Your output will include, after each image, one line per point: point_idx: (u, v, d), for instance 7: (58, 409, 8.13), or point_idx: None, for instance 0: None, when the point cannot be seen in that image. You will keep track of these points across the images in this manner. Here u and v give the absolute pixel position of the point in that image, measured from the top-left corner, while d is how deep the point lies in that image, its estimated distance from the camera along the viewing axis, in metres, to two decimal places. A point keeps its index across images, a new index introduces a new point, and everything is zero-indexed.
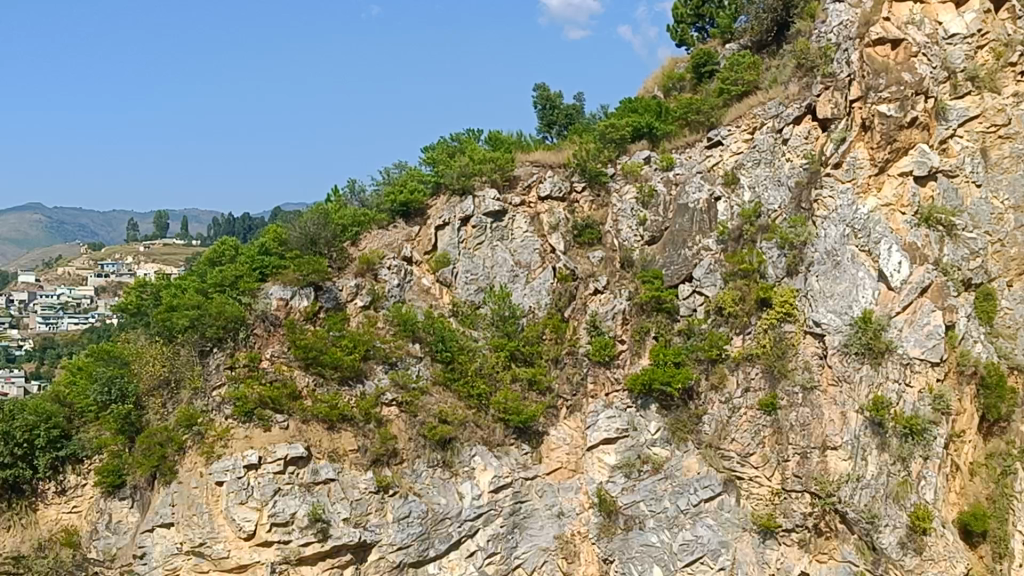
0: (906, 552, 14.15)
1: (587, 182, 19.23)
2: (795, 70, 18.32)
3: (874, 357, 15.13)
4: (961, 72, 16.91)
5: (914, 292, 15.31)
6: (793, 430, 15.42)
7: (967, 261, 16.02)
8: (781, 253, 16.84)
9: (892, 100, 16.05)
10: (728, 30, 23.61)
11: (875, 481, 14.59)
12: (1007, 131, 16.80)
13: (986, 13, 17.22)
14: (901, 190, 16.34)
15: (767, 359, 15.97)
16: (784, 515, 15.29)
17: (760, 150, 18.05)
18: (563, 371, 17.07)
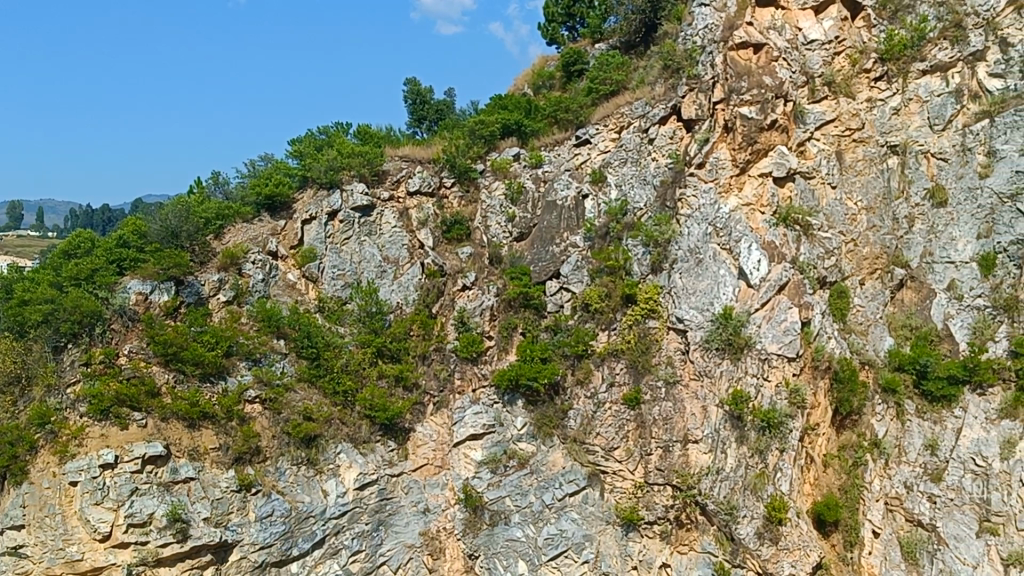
0: (762, 542, 14.48)
1: (456, 177, 19.28)
2: (662, 71, 18.73)
3: (734, 352, 15.49)
4: (819, 77, 17.48)
5: (772, 289, 15.75)
6: (656, 424, 15.71)
7: (822, 260, 16.52)
8: (646, 250, 16.97)
9: (753, 103, 16.64)
10: (598, 30, 23.96)
11: (734, 473, 14.98)
12: (860, 135, 17.54)
13: (843, 20, 17.86)
14: (760, 190, 16.79)
15: (631, 354, 16.17)
16: (646, 508, 15.52)
17: (627, 149, 18.36)
18: (429, 367, 17.04)
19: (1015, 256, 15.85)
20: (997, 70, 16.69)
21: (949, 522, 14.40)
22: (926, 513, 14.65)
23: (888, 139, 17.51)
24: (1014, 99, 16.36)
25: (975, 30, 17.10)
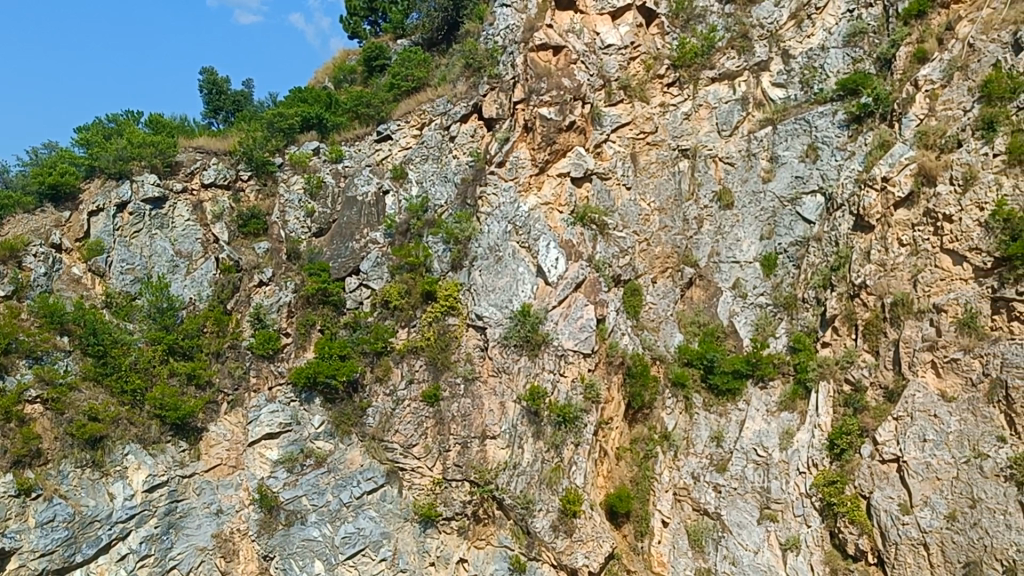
0: (557, 535, 14.95)
1: (252, 171, 18.83)
2: (463, 69, 18.74)
3: (531, 348, 15.83)
4: (615, 81, 18.07)
5: (569, 286, 16.25)
6: (454, 420, 15.79)
7: (617, 259, 17.00)
8: (446, 247, 16.94)
9: (552, 104, 17.23)
10: (400, 25, 23.90)
11: (530, 468, 15.35)
12: (653, 138, 18.17)
13: (638, 27, 18.52)
14: (558, 190, 17.32)
15: (431, 351, 16.09)
16: (444, 504, 15.62)
17: (429, 146, 18.36)
18: (224, 365, 16.50)
19: (793, 256, 16.92)
20: (779, 80, 17.93)
21: (732, 510, 15.12)
22: (711, 502, 15.32)
23: (679, 143, 18.17)
24: (794, 108, 17.66)
25: (760, 42, 18.26)
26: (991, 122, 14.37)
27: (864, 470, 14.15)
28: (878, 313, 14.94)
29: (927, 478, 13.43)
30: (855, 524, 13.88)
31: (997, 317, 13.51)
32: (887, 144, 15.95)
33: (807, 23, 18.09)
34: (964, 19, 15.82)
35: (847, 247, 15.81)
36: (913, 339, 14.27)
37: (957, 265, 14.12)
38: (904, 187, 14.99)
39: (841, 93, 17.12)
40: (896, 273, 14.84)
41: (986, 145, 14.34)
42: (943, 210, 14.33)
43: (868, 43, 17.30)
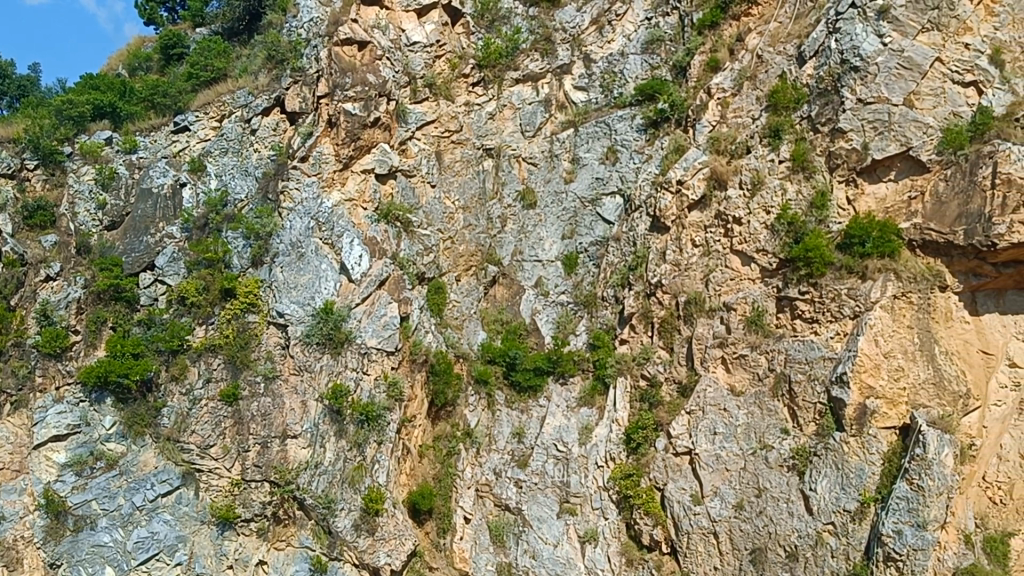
0: (359, 534, 15.05)
1: (39, 160, 17.43)
2: (265, 61, 18.31)
3: (334, 346, 15.75)
4: (420, 78, 18.02)
5: (373, 285, 16.27)
6: (254, 420, 15.41)
7: (421, 256, 17.13)
8: (247, 243, 16.50)
9: (357, 99, 16.99)
10: (199, 13, 23.16)
11: (332, 467, 15.33)
12: (458, 137, 18.25)
13: (444, 25, 18.57)
14: (363, 185, 17.18)
15: (229, 350, 15.62)
16: (243, 505, 15.21)
17: (228, 139, 17.83)
18: (6, 365, 15.34)
19: (593, 256, 17.27)
20: (580, 84, 18.38)
21: (532, 505, 15.45)
22: (513, 497, 15.60)
23: (484, 142, 18.36)
24: (595, 111, 18.12)
25: (562, 45, 18.62)
26: (777, 130, 15.16)
27: (659, 463, 14.84)
28: (673, 312, 15.54)
29: (717, 470, 14.35)
30: (650, 515, 14.60)
31: (781, 315, 14.52)
32: (682, 149, 16.58)
33: (608, 29, 18.60)
34: (754, 31, 16.59)
35: (645, 248, 16.24)
36: (704, 336, 15.02)
37: (745, 266, 14.96)
38: (697, 190, 15.60)
39: (640, 98, 17.69)
40: (689, 273, 15.49)
41: (772, 152, 15.13)
42: (733, 213, 15.06)
43: (665, 50, 17.99)
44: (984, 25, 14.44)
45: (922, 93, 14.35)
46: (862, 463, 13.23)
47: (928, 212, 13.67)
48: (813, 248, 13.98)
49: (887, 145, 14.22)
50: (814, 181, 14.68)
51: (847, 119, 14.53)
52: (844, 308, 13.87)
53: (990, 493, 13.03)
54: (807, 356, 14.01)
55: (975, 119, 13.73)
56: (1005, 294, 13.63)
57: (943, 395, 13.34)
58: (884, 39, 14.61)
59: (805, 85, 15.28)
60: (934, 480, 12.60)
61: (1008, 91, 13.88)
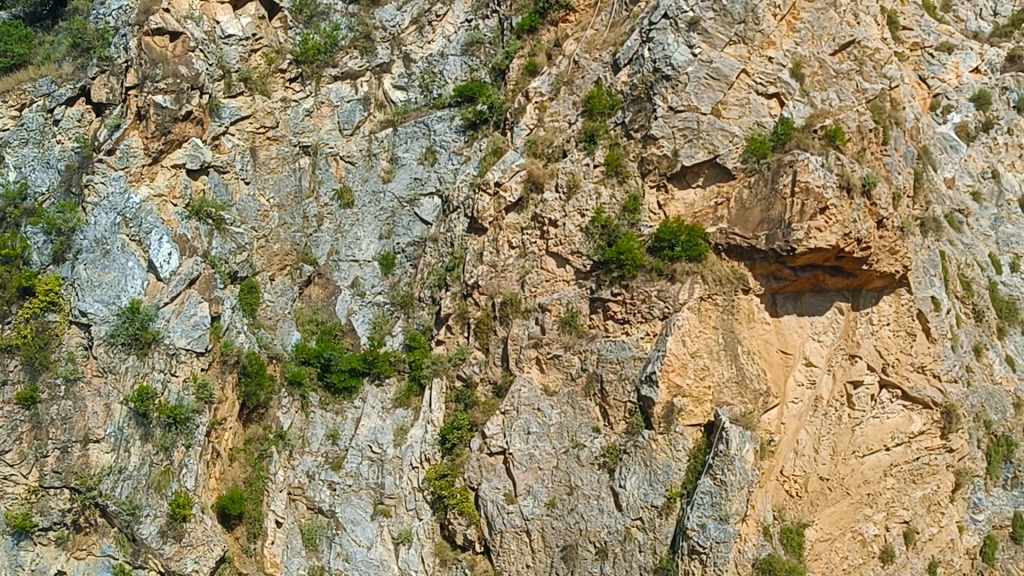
0: (165, 540, 14.58)
1: None
2: (69, 48, 16.89)
3: (141, 347, 15.16)
4: (235, 72, 17.42)
5: (183, 283, 15.79)
6: (53, 424, 14.71)
7: (233, 255, 16.64)
8: (47, 239, 15.66)
9: (168, 92, 16.44)
10: None
11: (137, 472, 14.76)
12: (275, 133, 17.66)
13: (260, 19, 18.11)
14: (173, 181, 16.54)
15: (27, 350, 14.84)
16: (40, 514, 14.45)
17: (28, 130, 16.52)
18: None
19: (410, 256, 17.28)
20: (400, 83, 18.38)
21: (346, 507, 15.32)
22: (326, 500, 15.39)
23: (300, 139, 17.88)
24: (414, 111, 18.11)
25: (382, 44, 18.53)
26: (592, 135, 15.49)
27: (473, 463, 14.95)
28: (489, 312, 15.62)
29: (530, 469, 14.58)
30: (464, 515, 14.75)
31: (594, 316, 14.84)
32: (500, 151, 16.73)
33: (428, 29, 18.66)
34: (571, 38, 17.10)
35: (462, 248, 16.32)
36: (519, 337, 15.15)
37: (560, 268, 15.22)
38: (514, 193, 15.80)
39: (459, 100, 17.84)
40: (506, 274, 15.62)
41: (587, 156, 15.44)
42: (549, 216, 15.30)
43: (484, 53, 18.28)
44: (784, 41, 15.55)
45: (728, 103, 15.05)
46: (669, 460, 13.78)
47: (733, 218, 14.29)
48: (625, 251, 14.42)
49: (695, 153, 14.79)
50: (627, 186, 15.06)
51: (658, 126, 15.01)
52: (653, 309, 14.31)
53: (786, 486, 14.03)
54: (618, 356, 14.38)
55: (776, 130, 14.62)
56: (802, 297, 14.55)
57: (745, 392, 14.06)
58: (693, 50, 15.24)
59: (619, 92, 15.66)
60: (735, 475, 13.25)
61: (806, 104, 15.03)
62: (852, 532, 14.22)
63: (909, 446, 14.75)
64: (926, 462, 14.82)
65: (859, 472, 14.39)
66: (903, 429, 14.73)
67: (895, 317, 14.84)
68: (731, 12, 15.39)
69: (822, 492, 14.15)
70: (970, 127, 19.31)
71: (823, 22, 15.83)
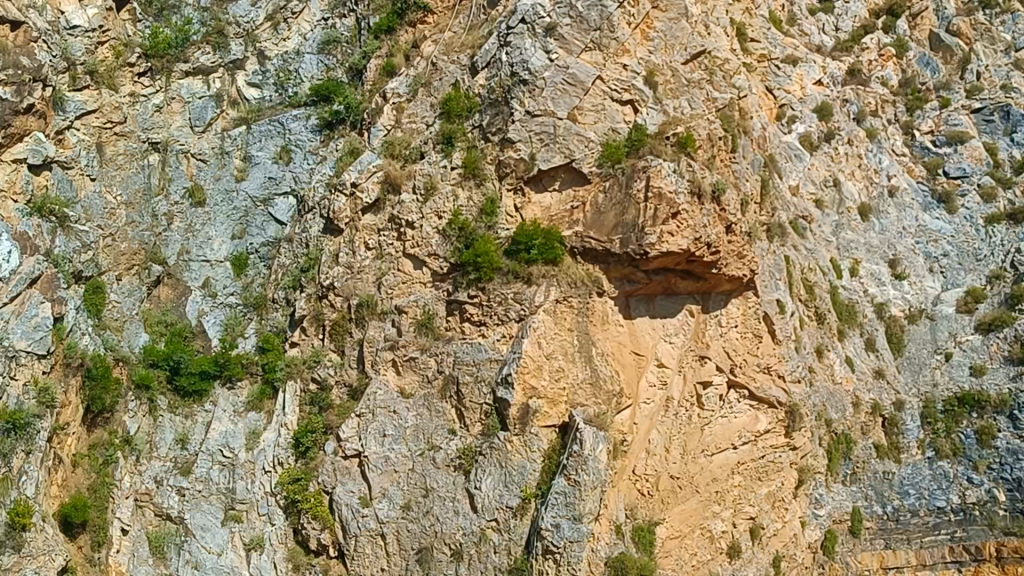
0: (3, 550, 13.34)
1: None
2: None
3: None
4: (80, 65, 16.76)
5: (23, 283, 14.68)
6: None
7: (78, 254, 15.74)
8: None
9: (8, 83, 15.47)
10: None
11: None
12: (122, 129, 16.99)
13: (107, 10, 17.32)
14: (13, 176, 15.42)
15: None
16: None
17: None
18: None
19: (264, 256, 17.10)
20: (254, 80, 17.91)
21: (196, 513, 14.87)
22: (174, 506, 14.91)
23: (149, 136, 17.18)
24: (268, 109, 17.77)
25: (235, 40, 18.01)
26: (450, 137, 15.51)
27: (327, 466, 14.75)
28: (345, 314, 15.43)
29: (385, 471, 14.48)
30: (317, 519, 14.54)
31: (450, 319, 14.84)
32: (356, 151, 16.65)
33: (283, 27, 18.27)
34: (429, 40, 17.17)
35: (317, 249, 16.04)
36: (376, 339, 15.06)
37: (417, 269, 15.18)
38: (371, 193, 15.66)
39: (314, 99, 17.67)
40: (362, 275, 15.42)
41: (445, 158, 15.46)
42: (406, 217, 15.24)
43: (341, 52, 18.13)
44: (638, 49, 15.98)
45: (585, 108, 15.33)
46: (524, 461, 13.88)
47: (588, 222, 14.57)
48: (482, 254, 14.51)
49: (552, 156, 14.99)
50: (484, 189, 15.13)
51: (516, 130, 15.11)
52: (509, 311, 14.41)
53: (638, 485, 14.32)
54: (474, 358, 14.44)
55: (630, 136, 15.01)
56: (654, 301, 14.89)
57: (599, 394, 14.22)
58: (551, 56, 15.46)
59: (477, 94, 15.75)
60: (589, 475, 13.50)
61: (659, 111, 15.50)
62: (701, 529, 14.65)
63: (755, 444, 15.30)
64: (770, 461, 15.45)
65: (707, 470, 14.83)
66: (749, 428, 15.25)
67: (742, 319, 15.36)
68: (587, 19, 15.70)
69: (672, 490, 14.49)
70: (813, 137, 20.03)
71: (675, 32, 16.33)
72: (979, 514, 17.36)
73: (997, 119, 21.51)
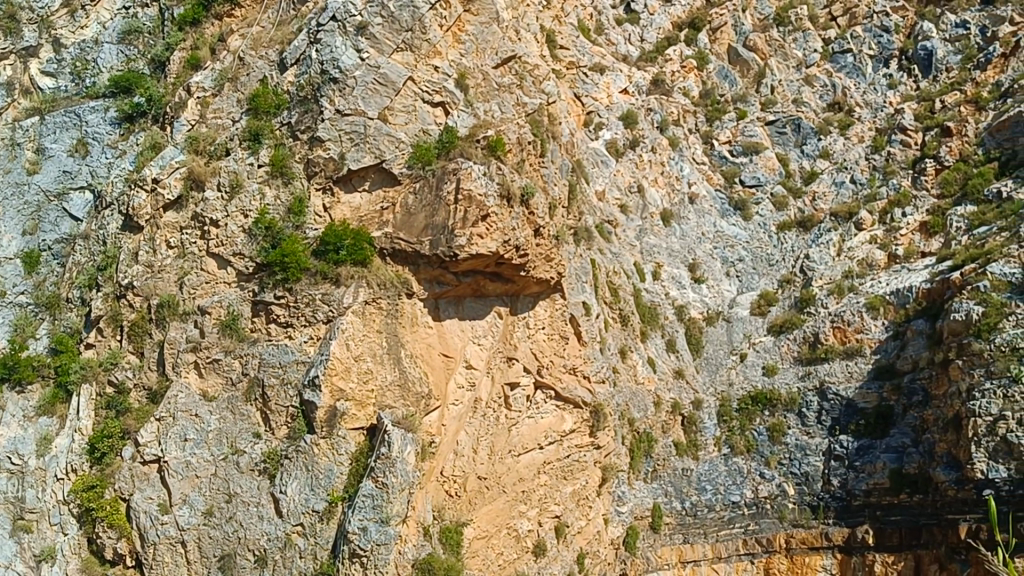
0: None
1: None
2: None
3: None
4: None
5: None
6: None
7: None
8: None
9: None
10: None
11: None
12: None
13: None
14: None
15: None
16: None
17: None
18: None
19: (58, 254, 15.91)
20: (48, 69, 17.21)
21: None
22: None
23: None
24: (64, 100, 16.96)
25: (28, 25, 17.34)
26: (257, 134, 15.16)
27: (125, 472, 13.75)
28: (144, 314, 14.65)
29: (186, 477, 13.72)
30: (113, 528, 13.45)
31: (255, 320, 14.44)
32: (159, 147, 15.89)
33: (81, 14, 17.73)
34: (235, 34, 16.64)
35: (115, 247, 15.25)
36: (177, 341, 14.34)
37: (221, 269, 14.68)
38: (174, 190, 15.03)
39: (113, 90, 16.96)
40: (163, 275, 14.75)
41: (251, 155, 15.09)
42: (210, 215, 14.76)
43: (142, 43, 17.55)
44: (450, 52, 16.20)
45: (395, 109, 15.37)
46: (331, 464, 13.63)
47: (398, 223, 14.57)
48: (290, 253, 14.25)
49: (362, 156, 14.92)
50: (292, 188, 14.88)
51: (325, 128, 14.96)
52: (317, 312, 14.20)
53: (446, 486, 14.32)
54: (281, 360, 14.13)
55: (441, 138, 15.12)
56: (463, 302, 15.09)
57: (407, 396, 14.20)
58: (362, 54, 15.43)
59: (286, 92, 15.48)
60: (397, 477, 13.44)
61: (470, 114, 15.72)
62: (507, 528, 14.84)
63: (560, 444, 15.76)
64: (575, 459, 15.94)
65: (514, 470, 15.09)
66: (555, 428, 15.72)
67: (550, 321, 15.88)
68: (399, 20, 15.75)
69: (480, 491, 14.63)
70: (618, 144, 20.59)
71: (487, 35, 16.65)
72: (771, 507, 17.98)
73: (789, 132, 22.63)
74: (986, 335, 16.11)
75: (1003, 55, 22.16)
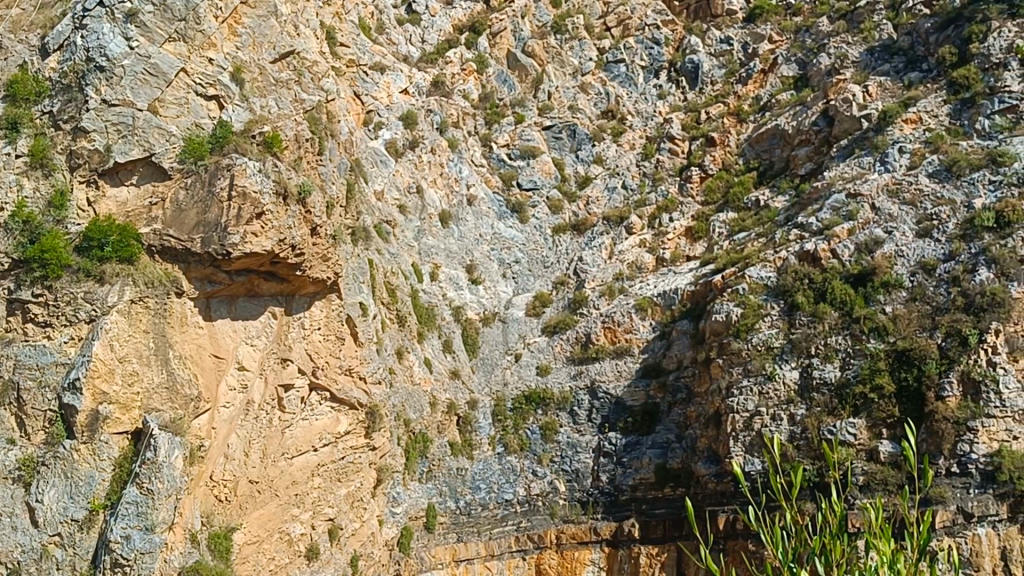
0: None
1: None
2: None
3: None
4: None
5: None
6: None
7: None
8: None
9: None
10: None
11: None
12: None
13: None
14: None
15: None
16: None
17: None
18: None
19: None
20: None
21: None
22: None
23: None
24: None
25: None
26: (15, 122, 14.08)
27: None
28: None
29: None
30: None
31: (11, 319, 13.46)
32: None
33: None
34: None
35: None
36: None
37: None
38: None
39: None
40: None
41: (8, 144, 14.03)
42: None
43: None
44: (225, 44, 16.00)
45: (166, 101, 14.85)
46: (92, 470, 12.96)
47: (168, 219, 14.02)
48: (49, 249, 13.31)
49: (130, 149, 14.28)
50: (53, 180, 13.98)
51: (90, 119, 14.24)
52: (79, 311, 13.45)
53: (216, 491, 13.94)
54: (38, 362, 13.23)
55: (214, 132, 14.73)
56: (235, 302, 14.73)
57: (175, 398, 13.66)
58: (131, 43, 14.84)
59: (46, 79, 14.59)
60: (163, 483, 12.98)
61: (245, 109, 15.58)
62: (279, 532, 14.60)
63: (334, 446, 15.69)
64: (350, 461, 15.91)
65: (287, 474, 14.87)
66: (330, 430, 15.62)
67: (326, 322, 15.80)
68: (171, 9, 15.40)
69: (251, 495, 14.33)
70: (398, 144, 20.50)
71: (265, 29, 16.83)
72: (542, 504, 18.26)
73: (564, 137, 23.24)
74: (745, 334, 17.06)
75: (762, 71, 23.44)
